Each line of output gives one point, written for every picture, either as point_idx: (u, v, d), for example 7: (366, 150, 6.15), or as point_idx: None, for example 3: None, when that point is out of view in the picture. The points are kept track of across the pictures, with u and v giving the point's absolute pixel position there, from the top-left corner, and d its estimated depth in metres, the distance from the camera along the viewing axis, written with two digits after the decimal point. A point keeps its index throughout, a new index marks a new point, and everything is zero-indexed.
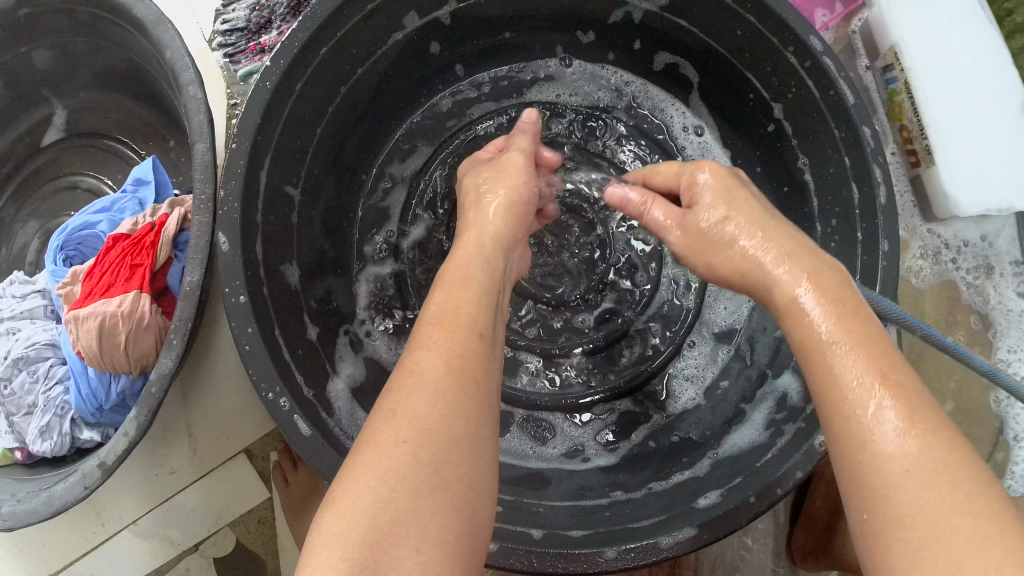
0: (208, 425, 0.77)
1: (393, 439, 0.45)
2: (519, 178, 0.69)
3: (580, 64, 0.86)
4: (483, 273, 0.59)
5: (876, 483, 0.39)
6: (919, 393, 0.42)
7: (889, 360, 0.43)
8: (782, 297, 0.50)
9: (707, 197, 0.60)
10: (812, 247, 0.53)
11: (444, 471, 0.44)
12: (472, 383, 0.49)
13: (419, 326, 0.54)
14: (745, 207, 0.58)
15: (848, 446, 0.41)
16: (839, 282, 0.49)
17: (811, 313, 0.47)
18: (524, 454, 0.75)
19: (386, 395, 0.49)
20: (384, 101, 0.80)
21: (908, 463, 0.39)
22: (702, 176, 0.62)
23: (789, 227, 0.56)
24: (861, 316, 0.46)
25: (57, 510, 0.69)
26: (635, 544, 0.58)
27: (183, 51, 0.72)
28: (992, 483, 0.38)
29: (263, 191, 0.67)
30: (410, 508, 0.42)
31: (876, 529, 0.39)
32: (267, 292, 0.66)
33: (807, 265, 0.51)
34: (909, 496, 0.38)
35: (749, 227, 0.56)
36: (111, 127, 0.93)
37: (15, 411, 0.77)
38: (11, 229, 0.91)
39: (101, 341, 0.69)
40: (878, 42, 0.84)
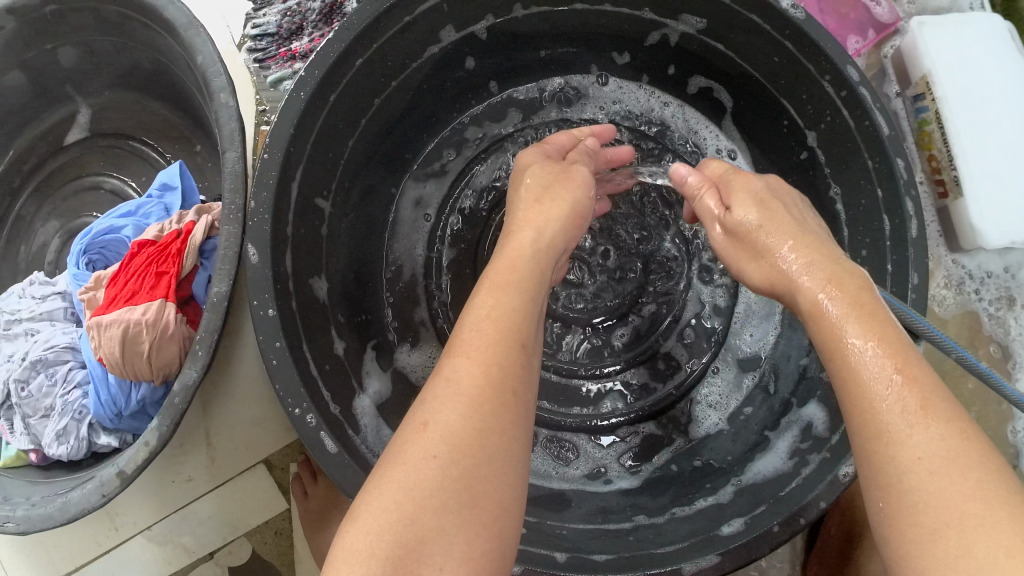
0: (228, 437, 0.77)
1: (421, 454, 0.43)
2: (581, 189, 0.66)
3: (617, 82, 0.85)
4: (531, 277, 0.56)
5: (890, 472, 0.39)
6: (935, 384, 0.41)
7: (903, 351, 0.43)
8: (801, 295, 0.50)
9: (742, 199, 0.60)
10: (836, 251, 0.53)
11: (473, 487, 0.42)
12: (510, 394, 0.47)
13: (461, 328, 0.51)
14: (777, 219, 0.57)
15: (864, 436, 0.41)
16: (858, 281, 0.48)
17: (828, 310, 0.47)
18: (547, 475, 0.76)
19: (418, 404, 0.47)
20: (414, 112, 0.79)
21: (919, 451, 0.38)
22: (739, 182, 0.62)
23: (820, 234, 0.56)
24: (877, 310, 0.45)
25: (73, 517, 0.67)
26: (657, 570, 0.57)
27: (215, 56, 0.70)
28: (1005, 469, 0.37)
29: (295, 203, 0.66)
30: (437, 525, 0.40)
31: (891, 518, 0.38)
32: (295, 306, 0.65)
33: (828, 266, 0.50)
34: (921, 485, 0.37)
35: (781, 233, 0.56)
36: (135, 128, 0.92)
37: (31, 413, 0.76)
38: (31, 229, 0.91)
39: (123, 349, 0.68)
40: (910, 69, 0.84)
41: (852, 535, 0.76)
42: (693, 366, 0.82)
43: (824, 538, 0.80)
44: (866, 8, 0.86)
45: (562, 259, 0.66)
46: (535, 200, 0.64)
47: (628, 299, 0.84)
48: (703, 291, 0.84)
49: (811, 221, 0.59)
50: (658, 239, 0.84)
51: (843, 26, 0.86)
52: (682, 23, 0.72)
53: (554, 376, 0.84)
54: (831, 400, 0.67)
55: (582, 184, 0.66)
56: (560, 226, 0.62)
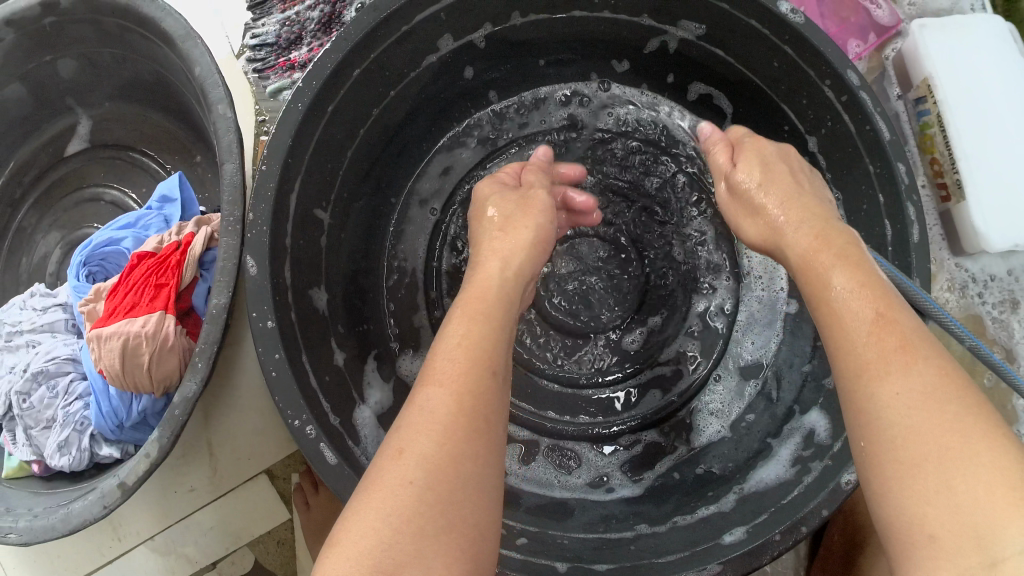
0: (231, 448, 0.77)
1: (398, 480, 0.44)
2: (546, 215, 0.67)
3: (618, 89, 0.85)
4: (500, 307, 0.57)
5: (871, 411, 0.41)
6: (917, 329, 0.43)
7: (887, 299, 0.44)
8: (795, 249, 0.52)
9: (748, 160, 0.61)
10: (830, 214, 0.54)
11: (449, 511, 0.43)
12: (483, 422, 0.47)
13: (433, 358, 0.51)
14: (779, 181, 0.58)
15: (847, 380, 0.43)
16: (846, 240, 0.50)
17: (818, 264, 0.49)
18: (549, 484, 0.76)
19: (392, 433, 0.48)
20: (413, 121, 0.79)
21: (899, 387, 0.40)
22: (749, 147, 0.63)
23: (818, 196, 0.57)
24: (863, 265, 0.47)
25: (75, 528, 0.67)
26: None
27: (213, 68, 0.70)
28: (983, 403, 0.39)
29: (293, 214, 0.66)
30: (415, 551, 0.41)
31: (872, 455, 0.40)
32: (294, 317, 0.65)
33: (818, 225, 0.52)
34: (901, 419, 0.39)
35: (778, 195, 0.56)
36: (136, 139, 0.92)
37: (33, 425, 0.76)
38: (33, 240, 0.91)
39: (124, 361, 0.68)
40: (911, 72, 0.84)
41: (854, 542, 0.75)
42: (695, 373, 0.82)
43: (826, 545, 0.80)
44: (866, 11, 0.86)
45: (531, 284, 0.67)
46: (499, 229, 0.65)
47: (629, 306, 0.84)
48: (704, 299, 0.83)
49: (818, 186, 0.60)
50: (659, 246, 0.83)
51: (843, 30, 0.86)
52: (681, 29, 0.72)
53: (555, 385, 0.84)
54: (833, 408, 0.66)
55: (545, 211, 0.67)
56: (526, 253, 0.63)
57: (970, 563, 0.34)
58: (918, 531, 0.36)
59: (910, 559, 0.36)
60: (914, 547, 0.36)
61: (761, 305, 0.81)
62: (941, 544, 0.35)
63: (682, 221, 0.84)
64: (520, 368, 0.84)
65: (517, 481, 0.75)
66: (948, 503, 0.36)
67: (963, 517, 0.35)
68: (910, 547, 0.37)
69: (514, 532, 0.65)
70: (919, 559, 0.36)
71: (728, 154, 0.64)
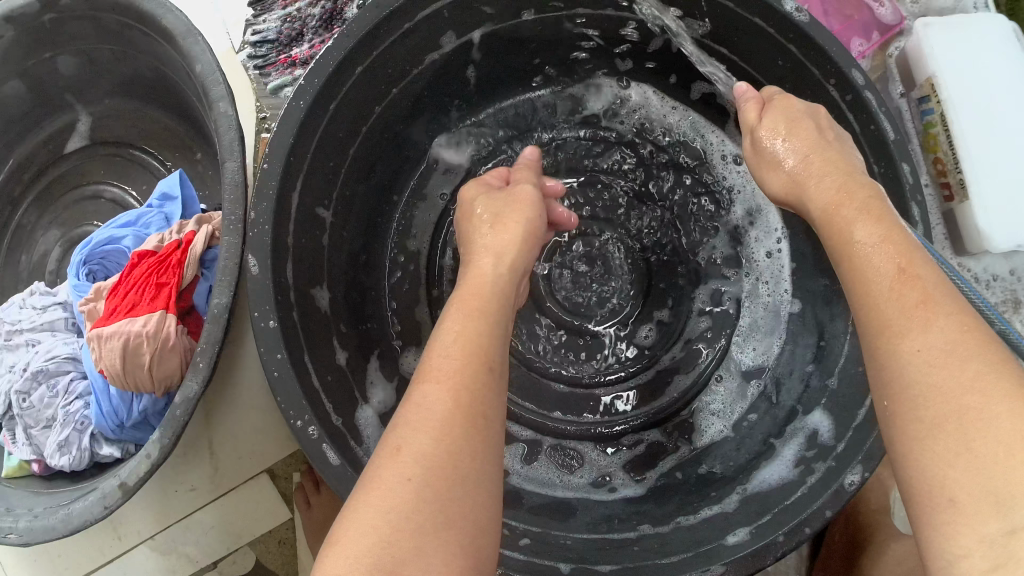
0: (232, 446, 0.76)
1: (397, 478, 0.43)
2: (536, 210, 0.66)
3: (624, 88, 0.85)
4: (498, 303, 0.57)
5: (893, 368, 0.41)
6: (941, 282, 0.42)
7: (911, 255, 0.44)
8: (819, 205, 0.52)
9: (773, 116, 0.60)
10: (855, 170, 0.54)
11: (447, 505, 0.43)
12: (480, 416, 0.47)
13: (430, 354, 0.52)
14: (805, 135, 0.57)
15: (871, 337, 0.43)
16: (872, 196, 0.50)
17: (842, 220, 0.49)
18: (552, 483, 0.76)
19: (391, 431, 0.48)
20: (415, 119, 0.79)
21: (920, 344, 0.40)
22: (776, 103, 0.62)
23: (843, 148, 0.57)
24: (887, 220, 0.47)
25: (76, 529, 0.66)
26: None
27: (214, 65, 0.69)
28: (1008, 357, 0.38)
29: (295, 212, 0.65)
30: (415, 546, 0.41)
31: (895, 414, 0.40)
32: (296, 317, 0.65)
33: (841, 179, 0.53)
34: (923, 375, 0.39)
35: (801, 150, 0.57)
36: (137, 137, 0.92)
37: (33, 424, 0.76)
38: (32, 237, 0.91)
39: (125, 361, 0.68)
40: (914, 71, 0.83)
41: (856, 542, 0.75)
42: (696, 372, 0.82)
43: (828, 546, 0.79)
44: (870, 8, 0.85)
45: (523, 281, 0.66)
46: (491, 227, 0.65)
47: (632, 304, 0.84)
48: (707, 299, 0.83)
49: (846, 142, 0.58)
50: (664, 244, 0.83)
51: (848, 28, 0.86)
52: (685, 28, 0.71)
53: (561, 384, 0.83)
54: (838, 409, 0.66)
55: (534, 205, 0.66)
56: (519, 249, 0.63)
57: (989, 528, 0.34)
58: (938, 493, 0.36)
59: (931, 523, 0.36)
60: (935, 509, 0.36)
61: (766, 312, 0.80)
62: (961, 507, 0.35)
63: (686, 221, 0.83)
64: (523, 367, 0.83)
65: (519, 480, 0.75)
66: (967, 465, 0.35)
67: (983, 480, 0.35)
68: (931, 509, 0.36)
69: (517, 532, 0.65)
70: (939, 521, 0.36)
71: (757, 108, 0.63)
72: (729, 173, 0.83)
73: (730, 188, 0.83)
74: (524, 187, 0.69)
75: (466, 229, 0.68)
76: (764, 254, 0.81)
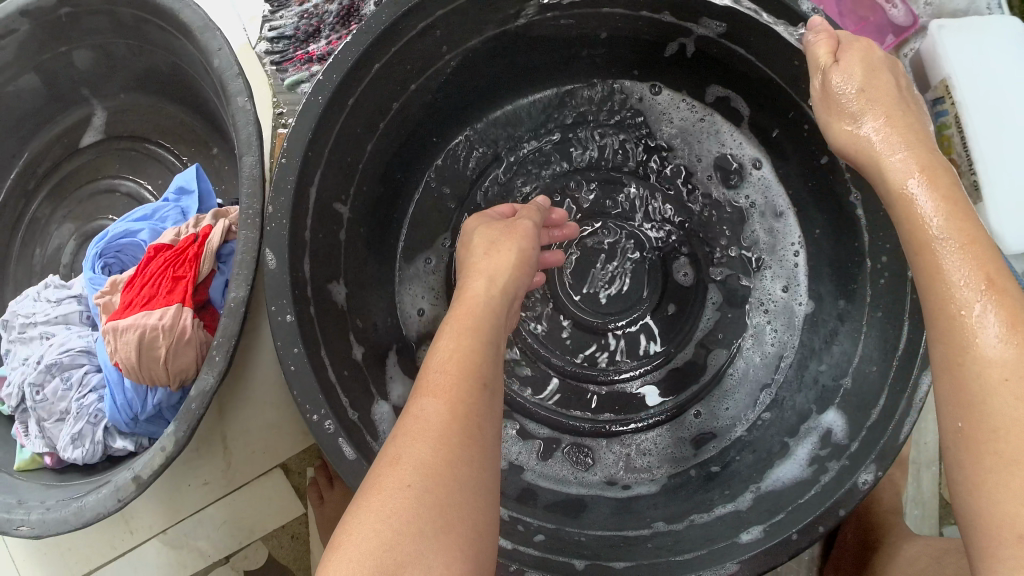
0: (244, 440, 0.76)
1: (396, 484, 0.44)
2: (530, 238, 0.67)
3: (665, 91, 0.84)
4: (490, 322, 0.58)
5: (975, 388, 0.41)
6: (1022, 298, 0.43)
7: (996, 266, 0.44)
8: (895, 183, 0.51)
9: (852, 59, 0.57)
10: (929, 141, 0.53)
11: (447, 511, 0.43)
12: (474, 428, 0.48)
13: (426, 371, 0.52)
14: (881, 92, 0.56)
15: (951, 347, 0.43)
16: (950, 181, 0.49)
17: (922, 218, 0.48)
18: (565, 480, 0.76)
19: (389, 443, 0.48)
20: (433, 115, 0.79)
21: (1009, 374, 0.40)
22: (849, 54, 0.58)
23: (917, 112, 0.56)
24: (969, 217, 0.47)
25: (88, 521, 0.66)
26: None
27: (232, 59, 0.69)
28: None
29: (313, 206, 0.66)
30: (415, 549, 0.41)
31: (970, 437, 0.41)
32: (313, 312, 0.65)
33: (918, 152, 0.52)
34: (1005, 406, 0.40)
35: (876, 107, 0.55)
36: (151, 131, 0.91)
37: (46, 417, 0.75)
38: (46, 231, 0.91)
39: (140, 354, 0.67)
40: (928, 72, 0.83)
41: (867, 542, 0.75)
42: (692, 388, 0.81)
43: (839, 547, 0.79)
44: (883, 10, 0.86)
45: (516, 305, 0.67)
46: (484, 253, 0.65)
47: (646, 304, 0.84)
48: (716, 295, 0.83)
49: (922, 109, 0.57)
50: (670, 241, 0.84)
51: (862, 29, 0.86)
52: (702, 28, 0.72)
53: (594, 387, 0.83)
54: (851, 409, 0.67)
55: (530, 237, 0.67)
56: (511, 274, 0.63)
57: None
58: (1008, 530, 0.37)
59: (996, 555, 0.38)
60: (1004, 544, 0.37)
61: (764, 361, 0.80)
62: None
63: (696, 220, 0.84)
64: (537, 365, 0.84)
65: (534, 477, 0.76)
66: None
67: None
68: (997, 541, 0.38)
69: (531, 528, 0.66)
70: (1005, 555, 0.37)
71: (829, 46, 0.58)
72: (749, 183, 0.83)
73: (749, 195, 0.83)
74: (524, 219, 0.70)
75: (463, 258, 0.70)
76: (781, 289, 0.81)
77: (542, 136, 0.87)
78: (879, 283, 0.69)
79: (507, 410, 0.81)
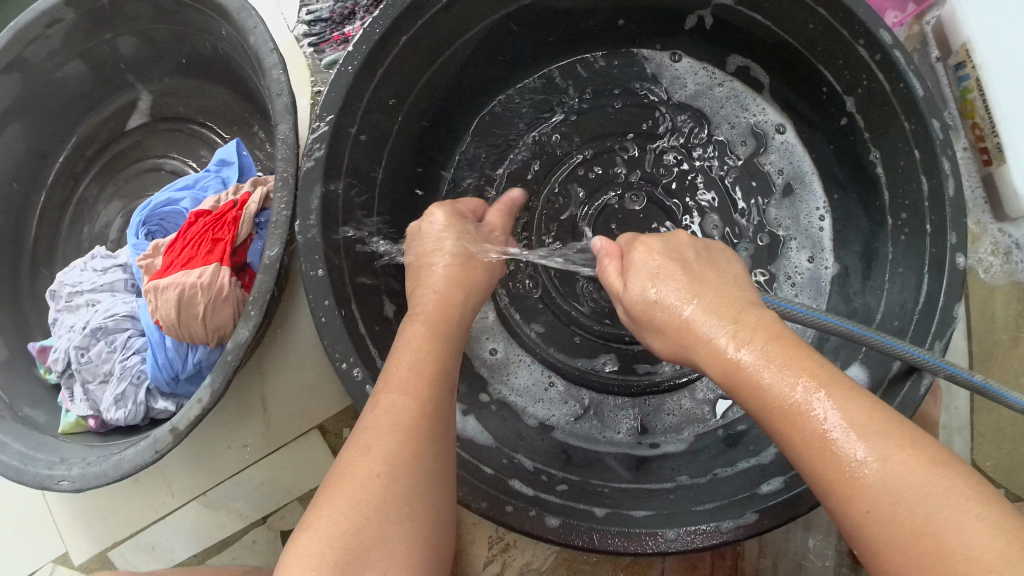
0: (283, 401, 0.79)
1: (365, 472, 0.47)
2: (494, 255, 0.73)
3: (688, 61, 0.85)
4: (456, 321, 0.62)
5: (850, 520, 0.40)
6: (866, 409, 0.42)
7: (831, 388, 0.43)
8: (713, 361, 0.49)
9: (638, 276, 0.60)
10: (748, 308, 0.51)
11: (408, 500, 0.46)
12: (437, 422, 0.51)
13: (395, 364, 0.55)
14: (678, 275, 0.57)
15: (818, 488, 0.42)
16: (771, 331, 0.48)
17: (751, 372, 0.46)
18: (594, 439, 0.77)
19: (356, 433, 0.50)
20: (460, 90, 0.82)
21: (868, 499, 0.39)
22: (640, 251, 0.63)
23: (724, 283, 0.56)
24: (797, 354, 0.45)
25: (127, 473, 0.68)
26: (695, 526, 0.58)
27: (267, 36, 0.73)
28: (955, 479, 0.38)
29: (345, 171, 0.69)
30: (380, 534, 0.44)
31: (868, 562, 0.39)
32: (345, 269, 0.68)
33: (733, 326, 0.49)
34: (877, 530, 0.38)
35: (686, 293, 0.55)
36: (195, 112, 0.95)
37: (91, 379, 0.78)
38: (95, 210, 0.95)
39: (179, 312, 0.69)
40: (950, 38, 0.84)
41: None
42: None
43: None
44: None
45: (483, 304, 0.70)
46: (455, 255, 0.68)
47: None
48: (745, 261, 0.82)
49: (722, 260, 0.61)
50: (692, 204, 0.84)
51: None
52: None
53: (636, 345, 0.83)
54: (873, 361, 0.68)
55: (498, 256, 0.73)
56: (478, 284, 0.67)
57: None
58: None
59: None
60: None
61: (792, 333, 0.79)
62: None
63: (720, 184, 0.84)
64: (562, 322, 0.84)
65: (564, 436, 0.77)
66: None
67: None
68: None
69: (555, 479, 0.67)
70: None
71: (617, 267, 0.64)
72: (774, 148, 0.84)
73: (775, 160, 0.83)
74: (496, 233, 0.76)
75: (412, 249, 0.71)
76: (808, 259, 0.81)
77: (565, 99, 0.88)
78: (900, 239, 0.70)
79: (555, 374, 0.82)
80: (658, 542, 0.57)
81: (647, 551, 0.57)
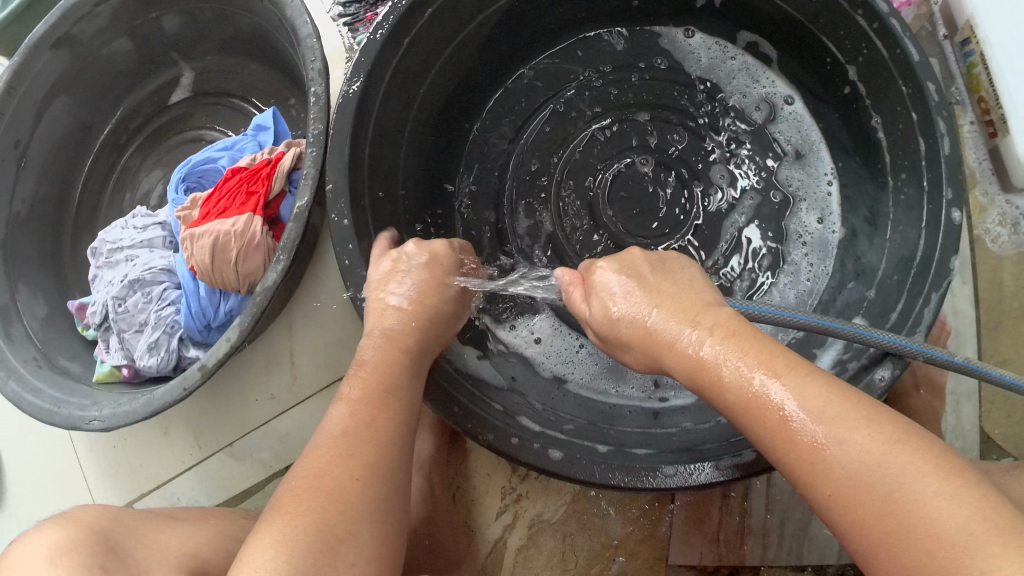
0: (309, 352, 0.82)
1: (342, 473, 0.50)
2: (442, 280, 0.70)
3: (702, 36, 0.89)
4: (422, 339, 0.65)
5: (817, 503, 0.42)
6: (822, 395, 0.43)
7: (788, 381, 0.44)
8: (678, 362, 0.51)
9: (596, 304, 0.61)
10: (708, 309, 0.53)
11: (375, 500, 0.50)
12: (401, 431, 0.55)
13: (362, 375, 0.58)
14: (640, 286, 0.58)
15: (786, 474, 0.44)
16: (731, 328, 0.49)
17: (715, 369, 0.48)
18: (605, 392, 0.79)
19: (327, 435, 0.54)
20: (483, 65, 0.86)
21: (829, 482, 0.41)
22: (601, 273, 0.63)
23: (685, 291, 0.57)
24: (756, 347, 0.47)
25: (156, 410, 0.71)
26: (691, 463, 0.60)
27: (302, 8, 0.78)
28: (911, 453, 0.40)
29: (372, 130, 0.72)
30: (350, 528, 0.48)
31: (838, 534, 0.42)
32: (370, 221, 0.71)
33: (695, 328, 0.51)
34: (839, 512, 0.40)
35: (648, 303, 0.56)
36: (235, 88, 1.00)
37: (127, 328, 0.81)
38: (136, 177, 1.01)
39: (213, 257, 0.74)
40: (956, 14, 0.86)
41: None
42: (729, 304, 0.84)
43: None
44: None
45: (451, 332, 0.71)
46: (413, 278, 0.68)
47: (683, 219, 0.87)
48: (750, 212, 0.86)
49: (677, 267, 0.62)
50: (702, 168, 0.88)
51: None
52: None
53: None
54: (875, 312, 0.70)
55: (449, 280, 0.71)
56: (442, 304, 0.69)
57: None
58: None
59: None
60: None
61: (799, 294, 0.82)
62: None
63: (729, 150, 0.88)
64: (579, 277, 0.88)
65: (577, 387, 0.79)
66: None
67: None
68: None
69: (563, 420, 0.69)
70: None
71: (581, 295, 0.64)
72: (784, 117, 0.87)
73: (785, 127, 0.87)
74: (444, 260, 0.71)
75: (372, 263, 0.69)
76: (817, 220, 0.84)
77: (583, 73, 0.91)
78: (899, 200, 0.72)
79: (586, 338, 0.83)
80: (657, 479, 0.59)
81: (647, 487, 0.59)
